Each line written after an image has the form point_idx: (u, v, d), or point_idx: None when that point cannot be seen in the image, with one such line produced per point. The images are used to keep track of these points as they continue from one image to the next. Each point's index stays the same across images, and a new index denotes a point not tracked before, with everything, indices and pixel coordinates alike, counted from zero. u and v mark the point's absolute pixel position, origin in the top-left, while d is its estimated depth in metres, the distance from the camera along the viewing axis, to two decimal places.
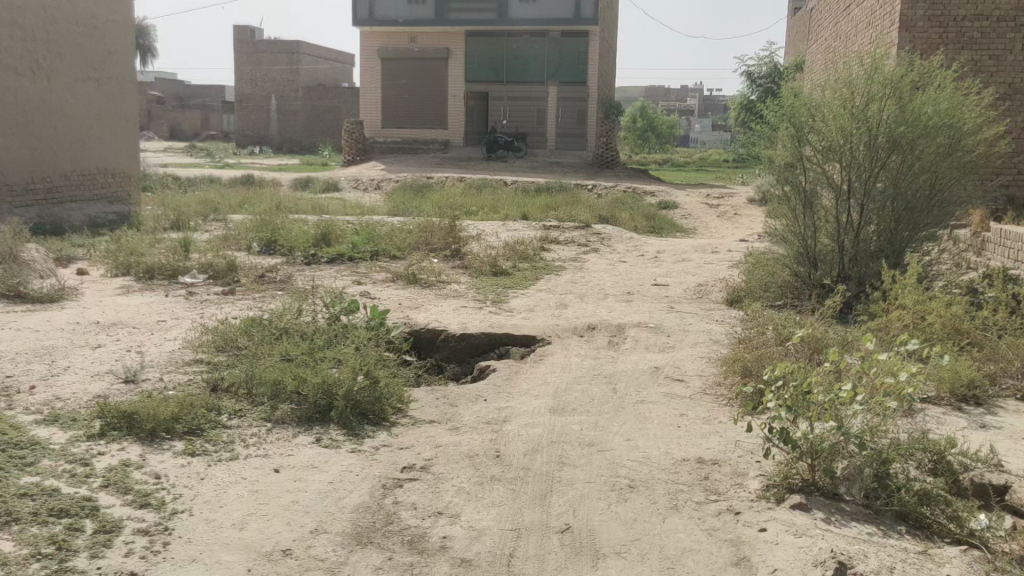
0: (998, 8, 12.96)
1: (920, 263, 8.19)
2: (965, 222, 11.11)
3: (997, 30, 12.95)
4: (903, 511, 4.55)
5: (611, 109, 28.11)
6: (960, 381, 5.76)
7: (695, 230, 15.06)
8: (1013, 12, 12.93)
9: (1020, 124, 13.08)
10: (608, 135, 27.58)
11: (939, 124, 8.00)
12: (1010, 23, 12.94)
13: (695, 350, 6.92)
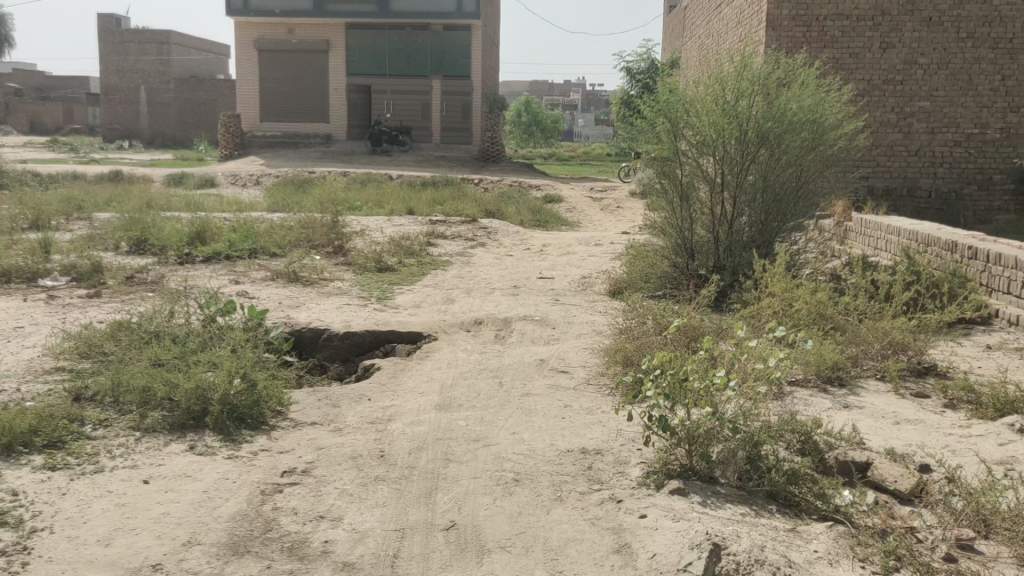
0: (858, 8, 14.01)
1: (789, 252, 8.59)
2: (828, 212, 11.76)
3: (856, 30, 14.04)
4: (774, 490, 4.77)
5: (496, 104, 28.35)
6: (825, 364, 6.07)
7: (580, 222, 15.34)
8: (870, 12, 13.99)
9: (878, 118, 14.26)
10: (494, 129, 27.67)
11: (803, 119, 8.47)
12: (869, 23, 14.02)
13: (579, 342, 7.04)
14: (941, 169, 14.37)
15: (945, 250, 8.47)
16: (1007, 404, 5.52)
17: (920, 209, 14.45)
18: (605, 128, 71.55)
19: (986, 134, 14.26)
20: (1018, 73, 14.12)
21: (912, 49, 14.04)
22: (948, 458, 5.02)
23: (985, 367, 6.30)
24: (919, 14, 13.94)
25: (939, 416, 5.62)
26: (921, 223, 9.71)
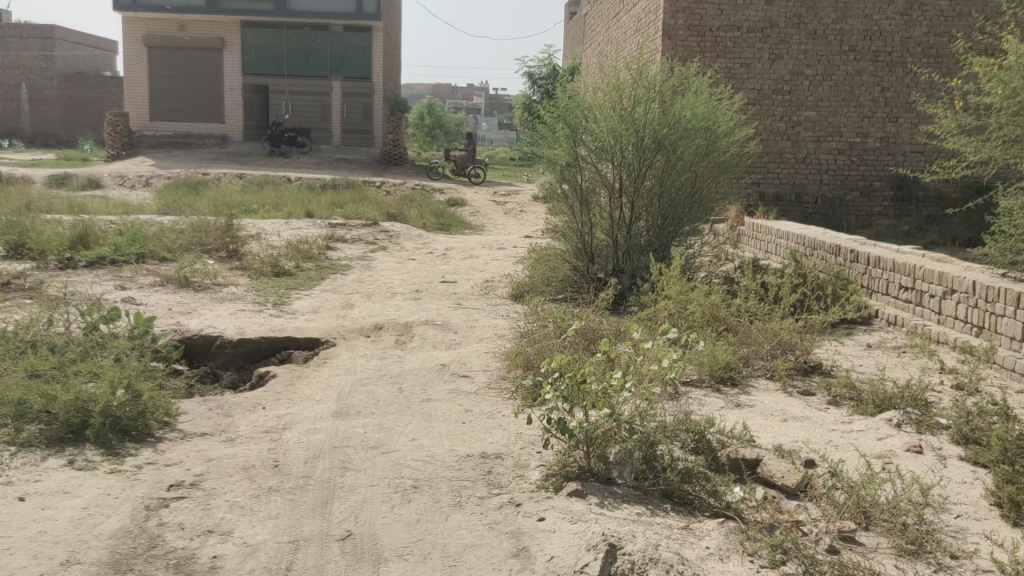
0: (749, 20, 14.54)
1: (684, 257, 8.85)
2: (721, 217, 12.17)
3: (747, 40, 14.55)
4: (668, 490, 4.87)
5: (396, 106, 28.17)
6: (718, 364, 6.24)
7: (483, 226, 15.35)
8: (760, 24, 14.54)
9: (767, 126, 14.83)
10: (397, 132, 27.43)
11: (697, 127, 8.73)
12: (759, 34, 14.56)
13: (481, 346, 7.03)
14: (826, 176, 15.06)
15: (829, 253, 8.89)
16: (886, 400, 5.80)
17: (808, 214, 15.08)
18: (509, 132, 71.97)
19: (867, 143, 15.01)
20: (896, 86, 14.91)
21: (798, 61, 14.66)
22: (831, 453, 5.24)
23: (865, 365, 6.61)
24: (806, 27, 14.58)
25: (824, 412, 5.85)
26: (808, 228, 10.13)
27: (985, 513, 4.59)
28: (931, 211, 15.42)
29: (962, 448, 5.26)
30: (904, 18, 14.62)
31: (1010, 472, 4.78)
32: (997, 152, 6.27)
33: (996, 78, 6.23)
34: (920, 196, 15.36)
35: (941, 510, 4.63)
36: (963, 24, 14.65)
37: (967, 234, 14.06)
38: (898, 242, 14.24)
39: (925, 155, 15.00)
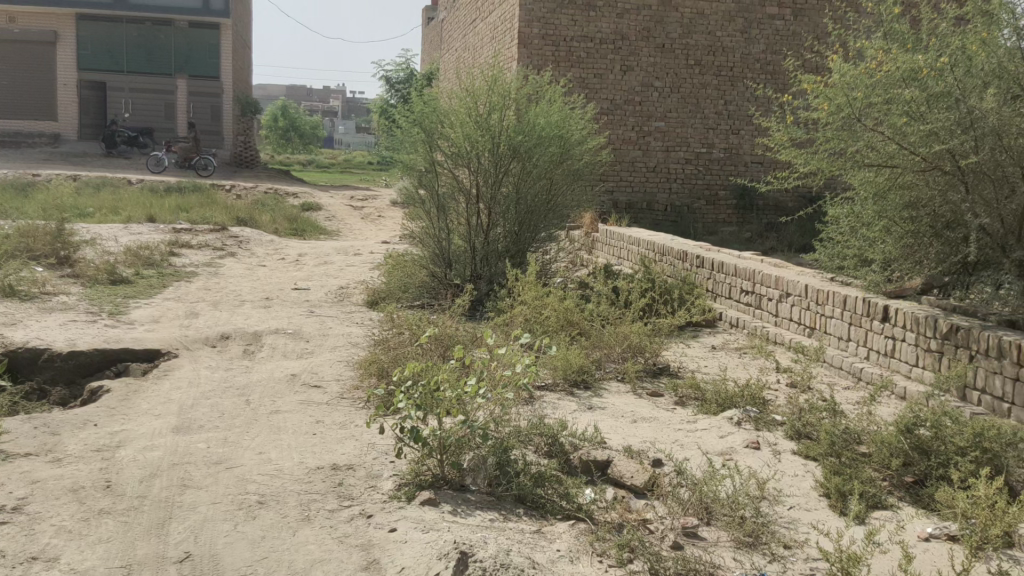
0: (600, 32, 14.99)
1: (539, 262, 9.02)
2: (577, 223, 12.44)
3: (599, 52, 14.99)
4: (521, 494, 4.89)
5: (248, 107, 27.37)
6: (571, 368, 6.35)
7: (339, 232, 15.05)
8: (612, 36, 15.02)
9: (619, 136, 15.30)
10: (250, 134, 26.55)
11: (551, 135, 8.88)
12: (611, 46, 15.03)
13: (334, 355, 6.86)
14: (675, 185, 15.71)
15: (677, 259, 9.26)
16: (727, 399, 6.08)
17: (657, 221, 15.66)
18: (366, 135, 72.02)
19: (712, 153, 15.76)
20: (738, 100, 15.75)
21: (647, 73, 15.22)
22: (676, 452, 5.42)
23: (710, 365, 6.91)
24: (654, 40, 15.17)
25: (671, 413, 6.06)
26: (658, 235, 10.50)
27: (815, 503, 4.87)
28: (769, 218, 16.34)
29: (795, 442, 5.57)
30: (743, 36, 15.46)
31: (837, 464, 5.09)
32: (823, 163, 6.67)
33: (821, 94, 6.58)
34: (760, 204, 16.26)
35: (776, 503, 4.88)
36: (795, 44, 15.65)
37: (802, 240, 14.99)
38: (741, 248, 15.00)
39: (763, 166, 15.94)
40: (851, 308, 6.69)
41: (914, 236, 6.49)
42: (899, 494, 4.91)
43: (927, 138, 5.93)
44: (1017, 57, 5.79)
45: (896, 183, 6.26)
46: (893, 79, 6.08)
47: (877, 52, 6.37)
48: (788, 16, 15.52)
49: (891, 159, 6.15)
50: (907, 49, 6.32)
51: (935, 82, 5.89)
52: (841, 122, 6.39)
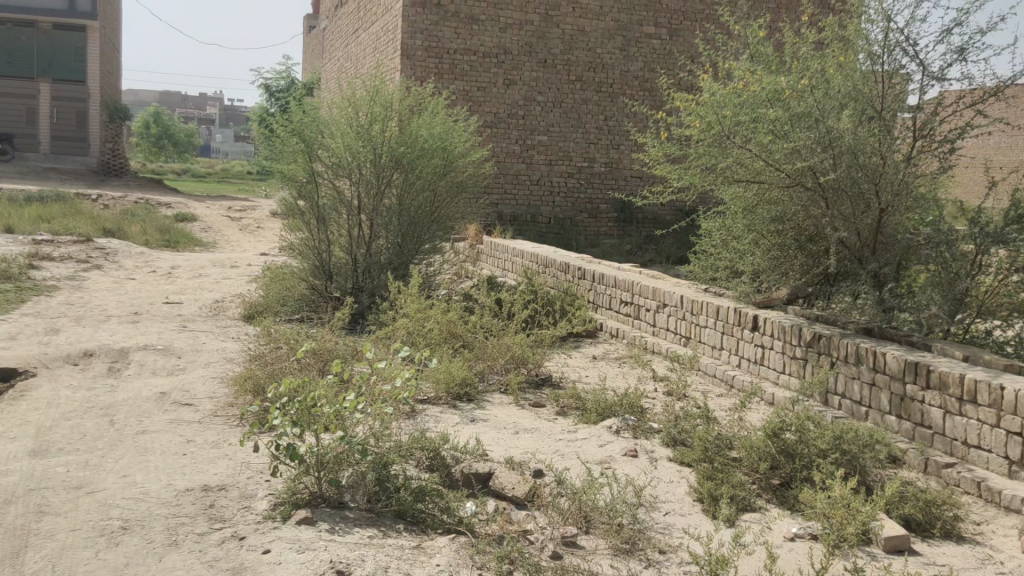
0: (483, 45, 15.16)
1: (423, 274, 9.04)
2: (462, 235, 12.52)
3: (482, 65, 15.17)
4: (401, 509, 4.82)
5: (117, 113, 26.14)
6: (454, 381, 6.33)
7: (215, 243, 14.57)
8: (494, 50, 15.21)
9: (503, 149, 15.51)
10: (119, 141, 25.75)
11: (432, 147, 8.89)
12: (494, 59, 15.23)
13: (207, 371, 6.62)
14: (559, 198, 16.03)
15: (560, 271, 9.41)
16: (607, 408, 6.20)
17: (541, 233, 15.91)
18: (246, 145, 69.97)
19: (594, 167, 16.13)
20: (618, 116, 16.19)
21: (530, 87, 15.48)
22: (557, 462, 5.48)
23: (591, 375, 7.04)
24: (536, 55, 15.43)
25: (552, 423, 6.13)
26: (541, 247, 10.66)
27: (689, 508, 5.02)
28: (648, 231, 16.83)
29: (671, 449, 5.74)
30: (622, 54, 15.90)
31: (709, 469, 5.28)
32: (697, 178, 6.88)
33: (694, 112, 6.89)
34: (639, 217, 16.70)
35: (652, 509, 5.00)
36: (671, 63, 16.21)
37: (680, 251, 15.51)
38: (623, 260, 15.38)
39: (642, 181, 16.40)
40: (724, 318, 6.97)
41: (780, 249, 6.83)
42: (767, 496, 5.13)
43: (791, 155, 6.23)
44: (871, 80, 6.12)
45: (763, 198, 6.57)
46: (759, 99, 6.41)
47: (744, 73, 6.70)
48: (665, 35, 16.06)
49: (759, 175, 6.49)
50: (772, 70, 6.63)
51: (797, 102, 6.22)
52: (713, 139, 6.68)
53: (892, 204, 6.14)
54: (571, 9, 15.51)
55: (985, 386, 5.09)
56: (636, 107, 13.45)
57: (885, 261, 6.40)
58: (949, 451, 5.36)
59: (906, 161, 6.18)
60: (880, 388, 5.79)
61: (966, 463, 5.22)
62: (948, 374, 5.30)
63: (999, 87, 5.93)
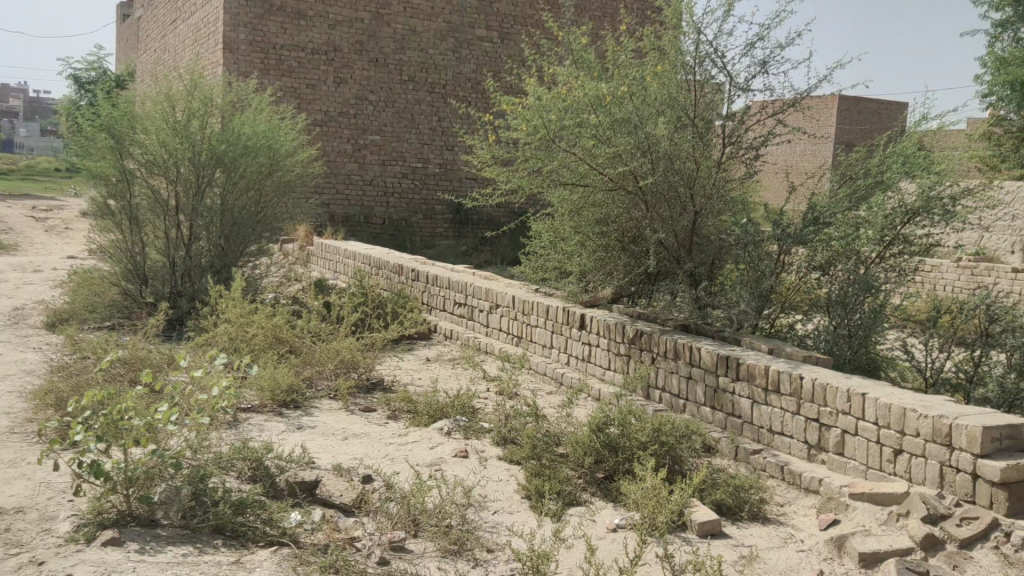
0: (312, 42, 15.36)
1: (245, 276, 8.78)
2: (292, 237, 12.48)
3: (311, 62, 15.38)
4: (219, 523, 4.55)
5: None
6: (279, 388, 6.14)
7: (17, 246, 13.43)
8: (324, 46, 15.46)
9: (334, 148, 15.81)
10: None
11: (257, 145, 8.87)
12: (323, 56, 15.47)
13: (3, 385, 6.08)
14: (393, 199, 16.55)
15: (393, 273, 9.41)
16: (438, 410, 6.19)
17: (374, 234, 16.34)
18: (53, 137, 64.88)
19: (428, 168, 16.82)
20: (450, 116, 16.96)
21: (362, 86, 15.89)
22: (385, 467, 5.41)
23: (422, 378, 7.02)
24: (367, 53, 15.86)
25: (382, 427, 6.05)
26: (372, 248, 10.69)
27: (517, 506, 5.08)
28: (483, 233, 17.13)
29: (501, 448, 5.80)
30: (454, 55, 16.68)
31: (537, 466, 5.36)
32: (523, 181, 7.02)
33: (520, 115, 6.96)
34: (474, 220, 17.47)
35: (481, 509, 5.02)
36: (502, 66, 17.21)
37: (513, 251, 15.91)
38: (458, 261, 15.53)
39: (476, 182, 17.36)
40: (552, 318, 7.16)
41: (605, 250, 7.01)
42: (592, 490, 5.28)
43: (612, 159, 6.44)
44: (686, 88, 6.42)
45: (588, 201, 6.75)
46: (581, 104, 6.57)
47: (568, 79, 6.89)
48: (497, 40, 17.05)
49: (583, 178, 6.64)
50: (594, 76, 6.87)
51: (616, 108, 6.43)
52: (539, 142, 6.79)
53: (705, 207, 6.51)
54: (402, 9, 16.05)
55: (786, 376, 5.50)
56: (463, 107, 13.71)
57: (700, 261, 6.77)
58: (756, 438, 5.75)
59: (715, 166, 6.57)
60: (696, 381, 6.12)
61: (771, 449, 5.62)
62: (754, 366, 5.70)
63: (796, 99, 6.40)
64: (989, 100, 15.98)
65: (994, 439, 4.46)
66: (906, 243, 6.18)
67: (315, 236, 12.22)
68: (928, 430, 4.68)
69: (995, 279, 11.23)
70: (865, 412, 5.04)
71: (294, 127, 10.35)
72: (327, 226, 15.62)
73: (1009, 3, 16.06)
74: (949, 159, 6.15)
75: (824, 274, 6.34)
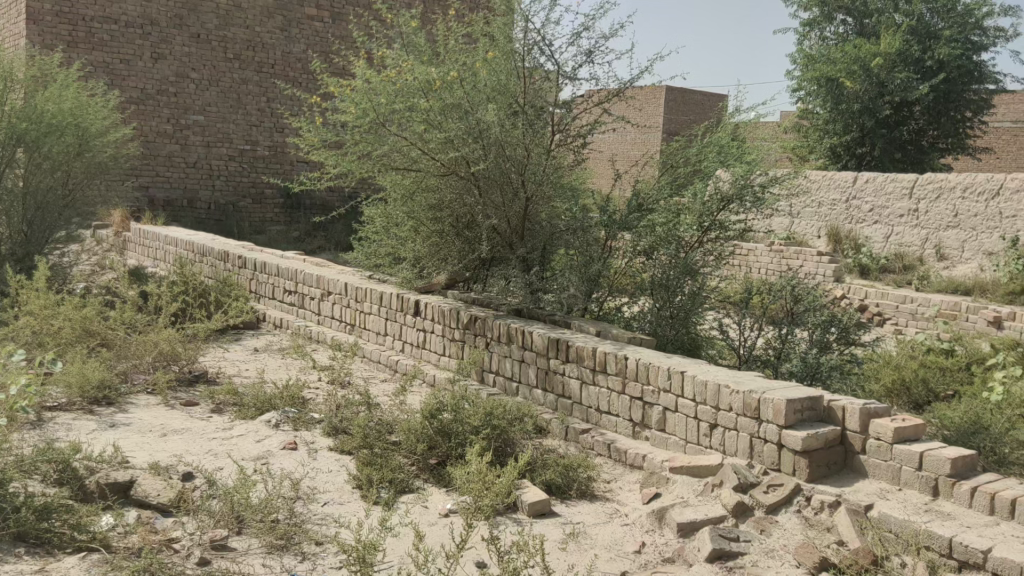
0: (126, 15, 15.03)
1: (51, 265, 8.26)
2: (107, 222, 11.80)
3: (126, 35, 15.03)
4: (21, 531, 4.18)
5: None
6: (90, 383, 5.74)
7: None
8: (140, 21, 15.18)
9: (153, 128, 15.54)
10: None
11: (62, 124, 8.49)
12: (138, 30, 15.17)
13: None
14: (219, 182, 16.49)
15: (217, 260, 9.15)
16: (265, 402, 6.01)
17: (199, 219, 16.18)
18: None
19: (256, 150, 16.91)
20: (277, 97, 17.08)
21: (182, 62, 15.71)
22: (207, 464, 5.17)
23: (249, 369, 6.79)
24: (188, 28, 15.72)
25: (205, 422, 5.80)
26: (195, 234, 10.31)
27: (348, 496, 4.97)
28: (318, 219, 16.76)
29: (331, 438, 5.70)
30: (282, 34, 16.87)
31: (369, 455, 5.28)
32: (353, 165, 6.92)
33: (348, 97, 6.83)
34: (307, 205, 17.59)
35: (309, 502, 4.89)
36: (329, 46, 17.45)
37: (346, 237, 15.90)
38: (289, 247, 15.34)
39: (305, 166, 17.60)
40: (386, 304, 7.13)
41: (439, 236, 7.01)
42: (425, 477, 5.26)
43: (444, 145, 6.43)
44: (516, 76, 6.48)
45: (420, 185, 6.75)
46: (412, 88, 6.48)
47: (396, 62, 6.83)
48: (328, 20, 17.36)
49: (415, 163, 6.62)
50: (423, 60, 6.84)
51: (447, 93, 6.37)
52: (369, 125, 6.70)
53: (535, 194, 6.63)
54: None
55: (612, 357, 5.69)
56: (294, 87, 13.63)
57: (531, 247, 6.86)
58: (585, 417, 5.94)
59: (545, 153, 6.65)
60: (528, 364, 6.23)
61: (599, 427, 5.82)
62: (582, 348, 5.85)
63: (620, 89, 6.62)
64: (799, 94, 17.10)
65: (796, 411, 4.81)
66: (722, 228, 6.60)
67: (133, 221, 11.52)
68: (740, 405, 4.97)
69: (802, 261, 12.13)
70: (684, 390, 5.30)
71: (106, 106, 9.75)
72: (146, 209, 15.30)
73: (816, 4, 17.24)
74: (759, 148, 6.64)
75: (648, 257, 6.62)
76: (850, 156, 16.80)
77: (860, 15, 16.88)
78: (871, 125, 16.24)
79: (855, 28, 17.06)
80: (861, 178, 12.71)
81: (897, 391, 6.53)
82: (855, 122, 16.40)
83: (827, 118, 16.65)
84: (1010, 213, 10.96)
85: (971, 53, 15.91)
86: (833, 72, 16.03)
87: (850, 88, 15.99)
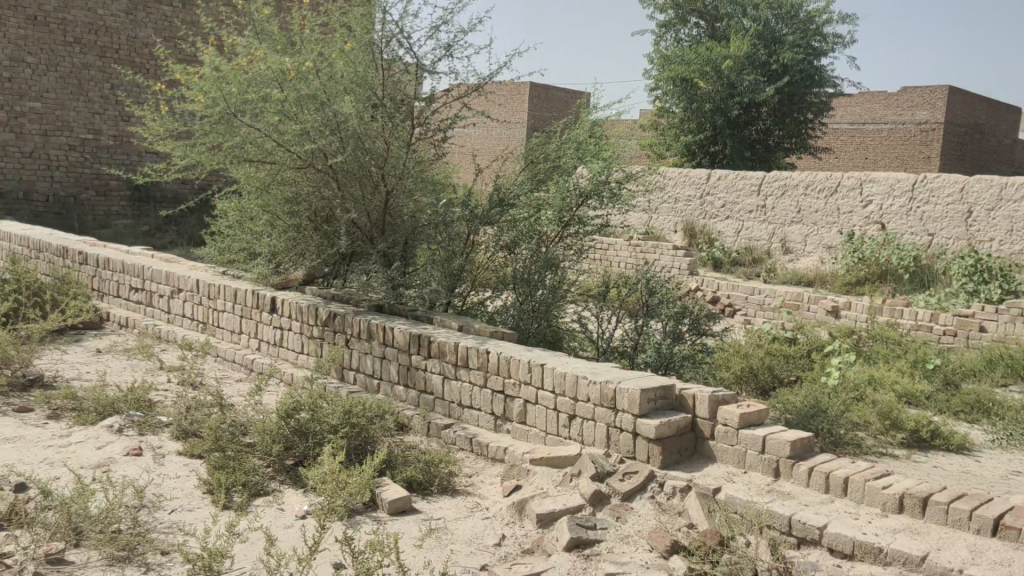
0: None
1: None
2: None
3: None
4: None
5: None
6: None
7: None
8: None
9: None
10: None
11: None
12: None
13: None
14: (58, 173, 15.63)
15: (55, 256, 8.65)
16: (108, 406, 5.70)
17: (36, 212, 15.28)
18: None
19: (100, 140, 16.12)
20: (123, 84, 16.32)
21: (16, 45, 14.78)
22: (41, 473, 4.83)
23: (91, 371, 6.41)
24: (22, 9, 14.79)
25: (39, 429, 5.43)
26: (29, 227, 9.69)
27: (198, 502, 4.76)
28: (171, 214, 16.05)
29: (180, 442, 5.45)
30: (128, 18, 16.13)
31: (220, 458, 5.07)
32: (203, 156, 6.68)
33: (196, 86, 6.59)
34: (156, 196, 16.88)
35: (156, 509, 4.64)
36: (179, 32, 16.80)
37: (200, 230, 15.32)
38: (137, 243, 14.63)
39: (153, 157, 16.92)
40: (241, 302, 6.91)
41: (296, 229, 6.80)
42: (281, 478, 5.11)
43: (299, 137, 6.27)
44: (374, 67, 6.37)
45: (276, 178, 6.53)
46: (264, 77, 6.30)
47: (248, 51, 6.62)
48: (177, 3, 16.71)
49: (269, 155, 6.44)
50: (277, 49, 6.66)
51: (303, 84, 6.22)
52: (219, 115, 6.52)
53: (395, 188, 6.57)
54: None
55: (473, 351, 5.69)
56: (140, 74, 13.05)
57: (392, 241, 6.76)
58: (446, 413, 5.92)
59: (405, 147, 6.57)
60: (389, 360, 6.16)
61: (460, 422, 5.81)
62: (444, 343, 5.83)
63: (479, 84, 6.63)
64: (656, 93, 17.66)
65: (650, 400, 4.96)
66: (582, 224, 6.81)
67: None
68: (597, 395, 5.09)
69: (658, 255, 12.56)
70: (543, 382, 5.36)
71: None
72: None
73: (670, 6, 17.86)
74: (614, 145, 6.79)
75: (510, 252, 6.71)
76: (703, 154, 17.56)
77: (711, 18, 17.61)
78: (722, 124, 17.02)
79: (707, 30, 17.79)
80: (714, 175, 13.29)
81: (746, 377, 6.84)
82: (707, 121, 17.12)
83: (682, 117, 17.30)
84: (846, 209, 11.73)
85: (812, 57, 16.88)
86: (687, 73, 16.67)
87: (703, 88, 16.70)
